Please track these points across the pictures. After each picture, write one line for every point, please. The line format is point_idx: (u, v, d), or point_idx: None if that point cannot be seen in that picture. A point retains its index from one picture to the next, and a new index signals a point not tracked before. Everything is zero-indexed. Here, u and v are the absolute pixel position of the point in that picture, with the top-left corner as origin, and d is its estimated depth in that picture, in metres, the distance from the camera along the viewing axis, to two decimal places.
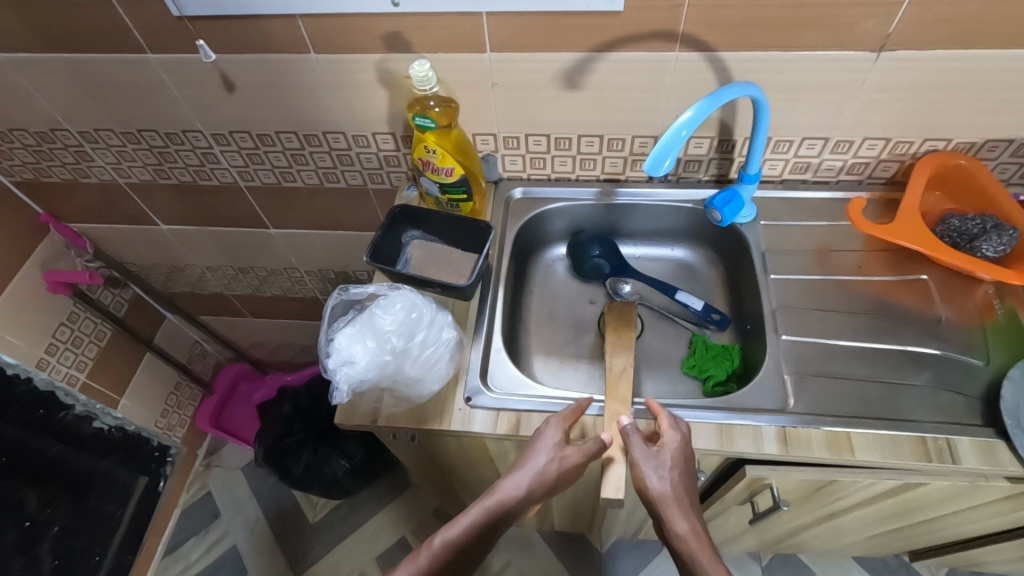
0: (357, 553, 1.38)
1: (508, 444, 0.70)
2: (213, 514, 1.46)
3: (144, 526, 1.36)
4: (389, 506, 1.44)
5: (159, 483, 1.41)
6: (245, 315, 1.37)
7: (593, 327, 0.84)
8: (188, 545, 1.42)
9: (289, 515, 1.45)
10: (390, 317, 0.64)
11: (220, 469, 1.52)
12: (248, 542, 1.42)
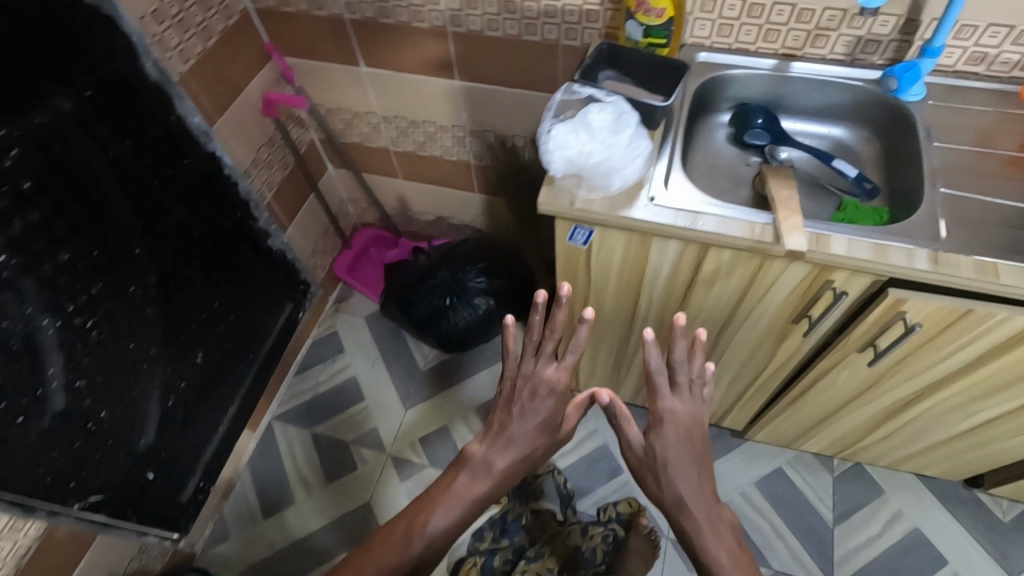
0: (460, 399, 1.56)
1: (672, 247, 0.83)
2: (338, 348, 1.67)
3: (286, 343, 1.58)
4: (491, 368, 1.61)
5: (301, 312, 1.63)
6: (397, 175, 1.54)
7: (748, 183, 0.95)
8: (317, 369, 1.64)
9: (402, 361, 1.64)
10: (605, 113, 0.78)
11: (346, 314, 1.73)
12: (366, 375, 1.63)
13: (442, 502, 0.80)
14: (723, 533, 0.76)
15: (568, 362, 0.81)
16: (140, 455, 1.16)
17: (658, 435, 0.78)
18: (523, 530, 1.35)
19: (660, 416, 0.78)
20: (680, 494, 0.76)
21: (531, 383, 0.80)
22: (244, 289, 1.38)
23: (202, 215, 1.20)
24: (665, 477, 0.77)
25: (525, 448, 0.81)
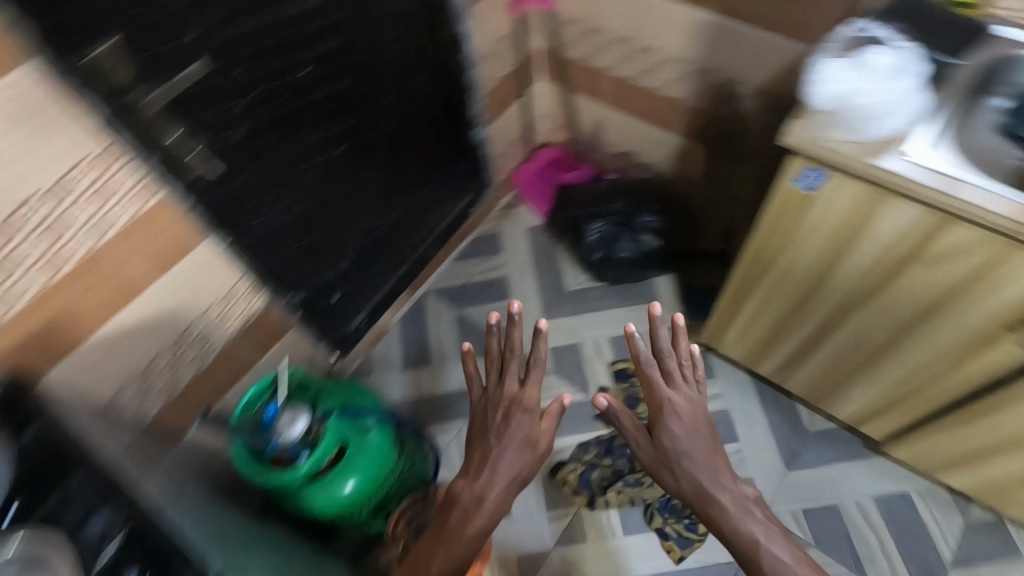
0: (598, 325, 1.62)
1: (907, 212, 0.81)
2: (497, 248, 1.79)
3: (454, 230, 1.72)
4: (630, 308, 1.65)
5: (473, 207, 1.76)
6: (603, 100, 1.59)
7: (1006, 175, 0.89)
8: (474, 261, 1.78)
9: (553, 275, 1.73)
10: (884, 59, 0.79)
11: (511, 221, 1.84)
12: (516, 278, 1.73)
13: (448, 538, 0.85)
14: (750, 510, 0.85)
15: (533, 380, 0.94)
16: (331, 276, 1.33)
17: (658, 426, 0.91)
18: (627, 457, 1.42)
19: (657, 411, 0.92)
20: (697, 482, 0.87)
21: (507, 407, 0.93)
22: (436, 170, 1.54)
23: (427, 90, 1.35)
24: (678, 465, 0.88)
25: (512, 470, 0.89)
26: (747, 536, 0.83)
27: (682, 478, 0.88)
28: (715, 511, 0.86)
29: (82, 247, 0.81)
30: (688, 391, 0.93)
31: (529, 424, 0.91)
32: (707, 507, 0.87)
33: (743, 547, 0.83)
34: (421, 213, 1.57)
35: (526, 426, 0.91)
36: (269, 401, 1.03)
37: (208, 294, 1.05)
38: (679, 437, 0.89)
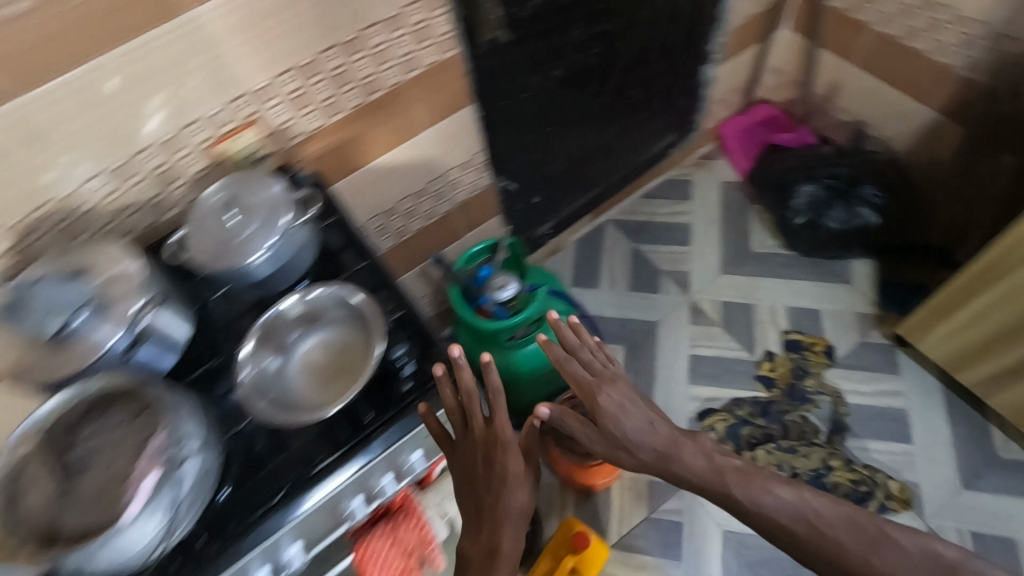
0: (778, 292, 1.57)
1: None
2: (687, 195, 1.77)
3: (649, 166, 1.72)
4: (817, 283, 1.57)
5: (674, 148, 1.74)
6: (851, 60, 1.49)
7: None
8: (659, 202, 1.77)
9: (740, 232, 1.68)
10: None
11: (706, 171, 1.80)
12: (700, 227, 1.71)
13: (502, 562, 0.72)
14: (716, 457, 0.85)
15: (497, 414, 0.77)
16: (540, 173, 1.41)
17: (599, 408, 0.82)
18: (782, 424, 1.38)
19: (590, 395, 0.82)
20: (654, 444, 0.83)
21: (494, 450, 0.75)
22: (660, 102, 1.53)
23: (685, 16, 1.33)
24: (638, 440, 0.82)
25: (521, 502, 0.75)
26: (733, 490, 0.82)
27: (638, 449, 0.82)
28: (678, 466, 0.83)
29: (389, 81, 0.94)
30: (598, 359, 0.85)
31: (518, 458, 0.76)
32: (673, 465, 0.83)
33: (716, 491, 0.82)
34: (630, 141, 1.58)
35: (514, 470, 0.75)
36: (483, 265, 1.14)
37: (455, 158, 1.16)
38: (614, 405, 0.82)
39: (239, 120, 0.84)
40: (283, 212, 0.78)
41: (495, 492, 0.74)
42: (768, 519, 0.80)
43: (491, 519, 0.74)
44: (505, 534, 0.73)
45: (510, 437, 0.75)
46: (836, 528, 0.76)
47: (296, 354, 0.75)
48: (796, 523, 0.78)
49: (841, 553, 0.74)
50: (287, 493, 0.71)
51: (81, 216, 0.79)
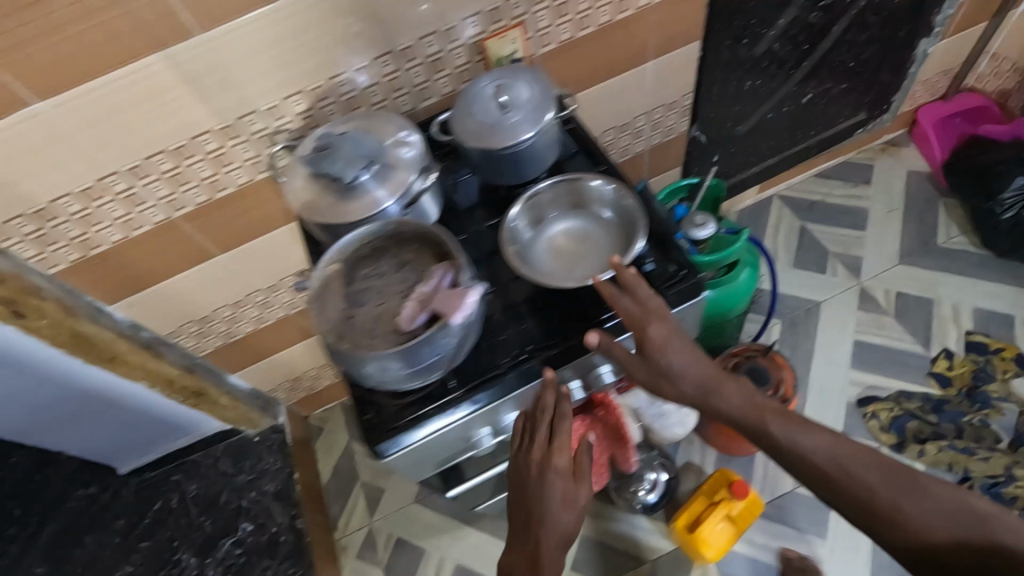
0: (964, 291, 1.46)
1: None
2: (866, 180, 1.68)
3: (831, 144, 1.64)
4: (1010, 288, 1.46)
5: (861, 129, 1.65)
6: None
7: None
8: (834, 183, 1.69)
9: (926, 224, 1.58)
10: None
11: (890, 158, 1.70)
12: (878, 214, 1.62)
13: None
14: (761, 399, 0.73)
15: (561, 445, 0.76)
16: (730, 131, 1.39)
17: (647, 339, 0.71)
18: (956, 424, 1.30)
19: (639, 323, 0.71)
20: (694, 375, 0.72)
21: (542, 474, 0.75)
22: (869, 74, 1.45)
23: None
24: (682, 377, 0.71)
25: (561, 532, 0.76)
26: (777, 433, 0.71)
27: (682, 379, 0.71)
28: (717, 398, 0.72)
29: (642, 2, 0.95)
30: (645, 286, 0.72)
31: (569, 477, 0.76)
32: (714, 399, 0.73)
33: (751, 429, 0.72)
34: (822, 113, 1.52)
35: (565, 488, 0.76)
36: (679, 205, 1.15)
37: (666, 97, 1.17)
38: (659, 340, 0.71)
39: (509, 20, 0.88)
40: (549, 109, 0.82)
41: (538, 515, 0.75)
42: (795, 456, 0.70)
43: (537, 538, 0.75)
44: (547, 549, 0.75)
45: (563, 458, 0.76)
46: (871, 475, 0.67)
47: (549, 235, 0.80)
48: (826, 460, 0.69)
49: (874, 497, 0.66)
50: (519, 363, 0.77)
51: (363, 90, 0.88)
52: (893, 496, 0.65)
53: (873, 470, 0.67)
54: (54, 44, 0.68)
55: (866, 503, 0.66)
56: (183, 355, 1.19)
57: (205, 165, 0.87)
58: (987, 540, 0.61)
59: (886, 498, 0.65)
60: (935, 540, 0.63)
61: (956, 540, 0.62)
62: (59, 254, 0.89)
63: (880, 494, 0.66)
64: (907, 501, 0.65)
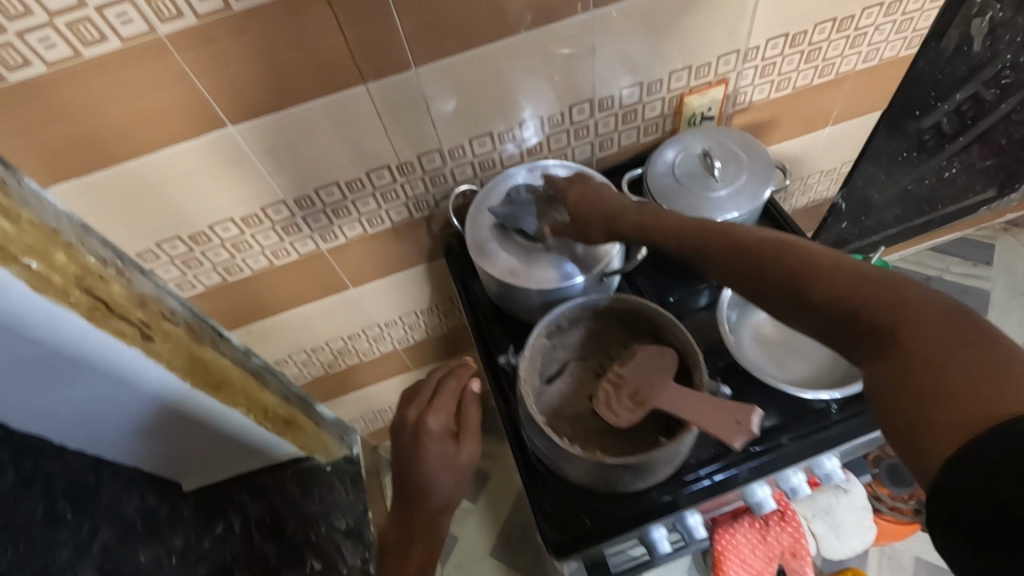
0: None
1: None
2: (986, 259, 1.59)
3: (956, 219, 1.55)
4: None
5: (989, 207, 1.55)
6: None
7: None
8: (952, 259, 1.60)
9: None
10: None
11: (1014, 239, 1.61)
12: (1001, 298, 1.53)
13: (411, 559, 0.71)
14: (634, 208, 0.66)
15: (442, 406, 0.70)
16: (869, 198, 1.30)
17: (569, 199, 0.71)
18: None
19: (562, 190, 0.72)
20: (594, 218, 0.68)
21: (419, 443, 0.68)
22: None
23: None
24: (582, 204, 0.69)
25: (435, 498, 0.69)
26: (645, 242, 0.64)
27: (583, 211, 0.69)
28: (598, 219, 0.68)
29: (845, 67, 0.88)
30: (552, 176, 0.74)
31: (445, 442, 0.69)
32: (609, 223, 0.67)
33: (641, 231, 0.64)
34: (959, 189, 1.43)
35: (434, 455, 0.68)
36: None
37: (829, 163, 1.09)
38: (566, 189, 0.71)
39: (713, 77, 0.81)
40: (767, 188, 0.74)
41: (418, 482, 0.68)
42: (673, 240, 0.61)
43: (414, 498, 0.70)
44: (422, 511, 0.70)
45: (448, 428, 0.70)
46: (746, 239, 0.55)
47: (757, 316, 0.75)
48: (700, 233, 0.59)
49: (750, 259, 0.53)
50: (722, 465, 0.67)
51: (546, 133, 0.82)
52: (769, 251, 0.52)
53: (746, 236, 0.55)
54: (267, 66, 0.60)
55: (744, 270, 0.53)
56: (281, 382, 1.12)
57: (370, 199, 0.80)
58: (814, 292, 0.48)
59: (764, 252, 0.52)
60: (812, 290, 0.48)
61: (834, 288, 0.46)
62: (200, 278, 0.82)
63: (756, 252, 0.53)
64: (745, 277, 0.53)
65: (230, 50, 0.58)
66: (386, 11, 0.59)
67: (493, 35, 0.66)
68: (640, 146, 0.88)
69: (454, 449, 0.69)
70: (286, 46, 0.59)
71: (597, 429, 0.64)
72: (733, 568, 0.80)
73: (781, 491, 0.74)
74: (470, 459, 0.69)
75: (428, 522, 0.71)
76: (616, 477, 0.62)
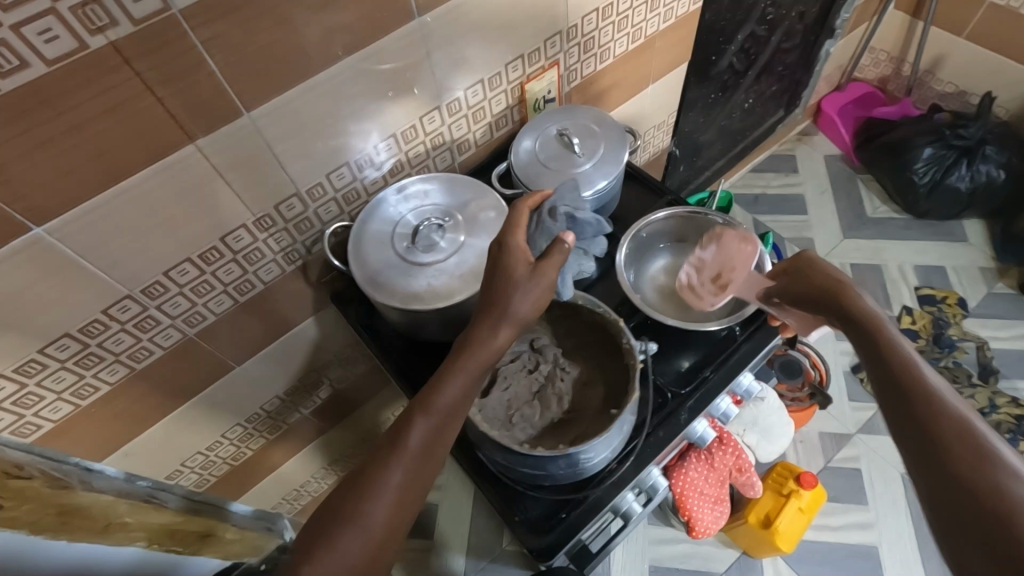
0: (903, 252, 1.64)
1: None
2: (794, 167, 1.83)
3: (763, 140, 1.76)
4: (936, 240, 1.65)
5: (783, 124, 1.79)
6: (959, 37, 1.58)
7: None
8: (770, 175, 1.82)
9: (855, 199, 1.75)
10: None
11: (808, 145, 1.86)
12: (814, 196, 1.77)
13: (461, 375, 0.54)
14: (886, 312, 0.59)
15: (536, 228, 0.65)
16: (696, 140, 1.43)
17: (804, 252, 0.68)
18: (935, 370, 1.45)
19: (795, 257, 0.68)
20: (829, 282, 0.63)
21: (495, 254, 0.58)
22: (794, 76, 1.58)
23: None
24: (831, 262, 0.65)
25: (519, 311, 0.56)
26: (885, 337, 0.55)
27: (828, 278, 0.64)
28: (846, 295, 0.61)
29: (650, 30, 0.95)
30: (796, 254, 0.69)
31: (521, 269, 0.57)
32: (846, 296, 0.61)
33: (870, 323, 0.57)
34: (759, 116, 1.63)
35: (510, 268, 0.57)
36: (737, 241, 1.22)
37: (656, 119, 1.19)
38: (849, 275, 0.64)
39: (545, 61, 0.84)
40: (623, 150, 0.78)
41: (488, 295, 0.57)
42: (924, 397, 0.49)
43: (475, 318, 0.56)
44: (479, 333, 0.55)
45: (528, 254, 0.58)
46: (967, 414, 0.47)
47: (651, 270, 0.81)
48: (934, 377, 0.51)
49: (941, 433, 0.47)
50: (664, 416, 0.71)
51: (404, 152, 0.79)
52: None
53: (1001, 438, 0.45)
54: (67, 148, 0.50)
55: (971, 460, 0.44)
56: (184, 491, 0.95)
57: (233, 265, 0.72)
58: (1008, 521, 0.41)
59: (970, 443, 0.45)
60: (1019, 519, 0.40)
61: None
62: (44, 413, 0.68)
63: (1010, 499, 0.41)
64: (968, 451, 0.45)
65: (8, 142, 0.47)
66: (201, 58, 0.53)
67: (330, 59, 0.62)
68: (496, 141, 0.89)
69: (530, 274, 0.57)
70: (91, 117, 0.50)
71: (548, 425, 0.65)
72: (698, 504, 0.85)
73: (715, 419, 0.79)
74: (542, 300, 0.57)
75: (477, 346, 0.55)
76: (580, 461, 0.61)
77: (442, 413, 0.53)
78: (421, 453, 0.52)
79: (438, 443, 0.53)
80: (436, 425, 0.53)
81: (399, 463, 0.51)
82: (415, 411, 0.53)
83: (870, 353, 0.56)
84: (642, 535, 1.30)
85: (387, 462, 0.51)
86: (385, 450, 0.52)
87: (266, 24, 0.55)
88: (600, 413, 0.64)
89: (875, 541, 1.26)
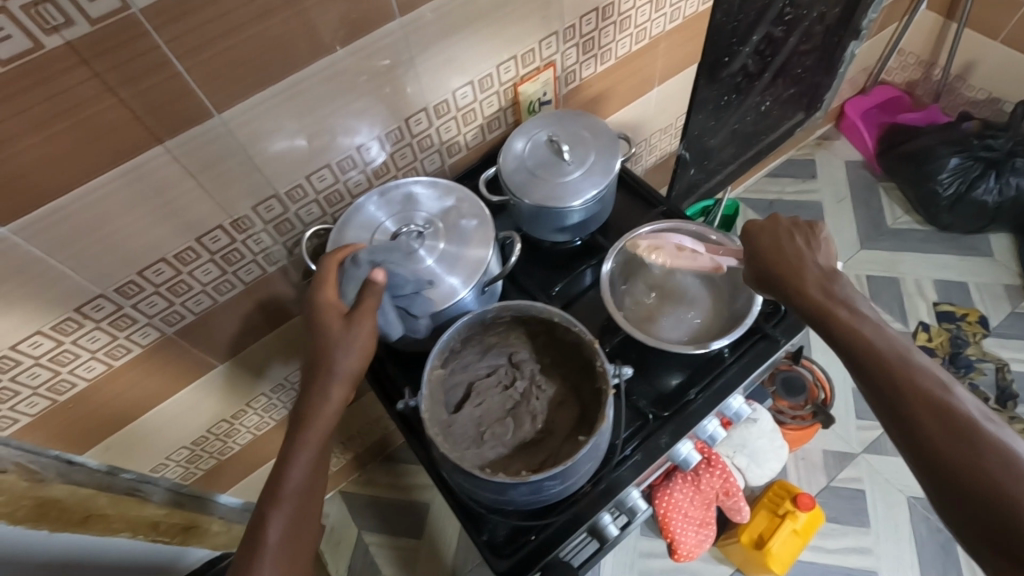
0: (922, 265, 1.57)
1: None
2: (812, 173, 1.76)
3: (780, 143, 1.70)
4: (959, 254, 1.58)
5: (803, 128, 1.72)
6: (994, 41, 1.50)
7: None
8: (786, 180, 1.76)
9: (874, 208, 1.68)
10: None
11: (828, 151, 1.80)
12: (831, 204, 1.70)
13: (308, 452, 0.56)
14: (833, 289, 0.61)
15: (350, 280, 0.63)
16: (706, 142, 1.38)
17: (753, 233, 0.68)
18: None
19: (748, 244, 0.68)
20: (781, 268, 0.63)
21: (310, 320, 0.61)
22: (815, 79, 1.52)
23: None
24: (778, 243, 0.65)
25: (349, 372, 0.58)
26: (839, 323, 0.57)
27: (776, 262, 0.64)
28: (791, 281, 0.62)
29: (655, 31, 0.92)
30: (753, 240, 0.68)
31: (337, 330, 0.59)
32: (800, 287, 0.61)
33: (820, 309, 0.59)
34: (776, 119, 1.57)
35: (325, 326, 0.59)
36: None
37: (662, 122, 1.16)
38: (801, 243, 0.65)
39: (540, 62, 0.82)
40: (615, 158, 0.75)
41: (314, 360, 0.59)
42: (900, 385, 0.52)
43: (306, 388, 0.58)
44: (312, 401, 0.57)
45: (338, 305, 0.61)
46: (929, 379, 0.51)
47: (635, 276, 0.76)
48: (888, 350, 0.54)
49: (913, 407, 0.50)
50: (640, 438, 0.69)
51: (390, 154, 0.77)
52: (1007, 472, 0.45)
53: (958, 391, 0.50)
54: (22, 150, 0.49)
55: (944, 426, 0.48)
56: (171, 485, 0.95)
57: (211, 266, 0.71)
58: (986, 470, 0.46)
59: (940, 409, 0.49)
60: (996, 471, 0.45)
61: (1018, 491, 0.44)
62: (20, 407, 0.68)
63: (989, 467, 0.46)
64: (936, 415, 0.49)
65: None
66: (167, 58, 0.52)
67: (306, 60, 0.60)
68: (487, 144, 0.87)
69: (345, 326, 0.59)
70: (52, 117, 0.49)
71: (519, 443, 0.63)
72: (681, 527, 0.83)
73: (702, 441, 0.76)
74: (366, 345, 0.59)
75: (316, 415, 0.57)
76: (546, 488, 0.59)
77: (295, 495, 0.54)
78: (286, 544, 0.54)
79: (302, 518, 0.55)
80: (294, 509, 0.55)
81: (266, 558, 0.52)
82: (267, 504, 0.54)
83: (833, 341, 0.58)
84: (631, 546, 1.27)
85: (250, 566, 0.52)
86: (248, 551, 0.53)
87: (237, 22, 0.53)
88: (568, 438, 0.62)
89: (875, 566, 1.21)
